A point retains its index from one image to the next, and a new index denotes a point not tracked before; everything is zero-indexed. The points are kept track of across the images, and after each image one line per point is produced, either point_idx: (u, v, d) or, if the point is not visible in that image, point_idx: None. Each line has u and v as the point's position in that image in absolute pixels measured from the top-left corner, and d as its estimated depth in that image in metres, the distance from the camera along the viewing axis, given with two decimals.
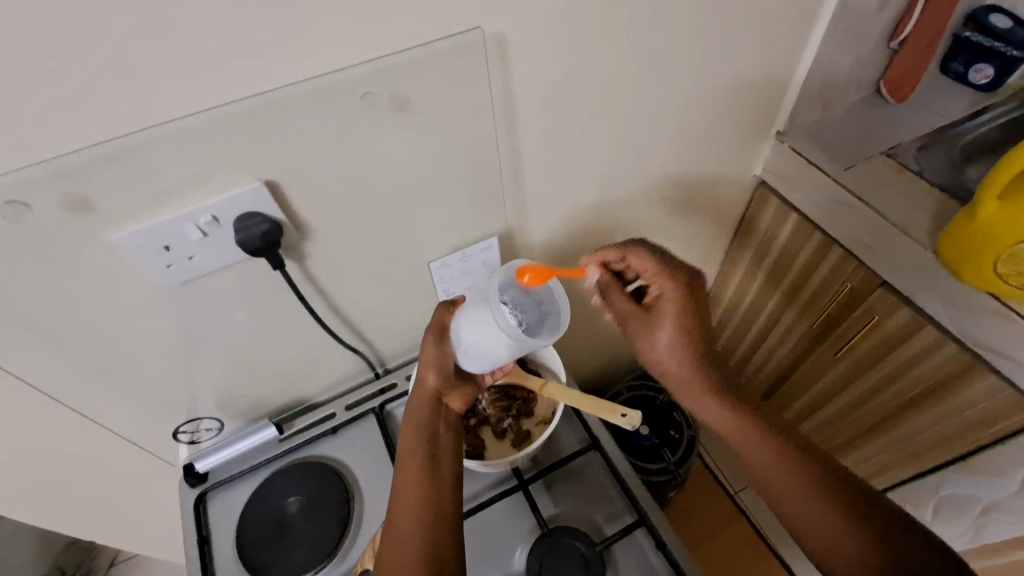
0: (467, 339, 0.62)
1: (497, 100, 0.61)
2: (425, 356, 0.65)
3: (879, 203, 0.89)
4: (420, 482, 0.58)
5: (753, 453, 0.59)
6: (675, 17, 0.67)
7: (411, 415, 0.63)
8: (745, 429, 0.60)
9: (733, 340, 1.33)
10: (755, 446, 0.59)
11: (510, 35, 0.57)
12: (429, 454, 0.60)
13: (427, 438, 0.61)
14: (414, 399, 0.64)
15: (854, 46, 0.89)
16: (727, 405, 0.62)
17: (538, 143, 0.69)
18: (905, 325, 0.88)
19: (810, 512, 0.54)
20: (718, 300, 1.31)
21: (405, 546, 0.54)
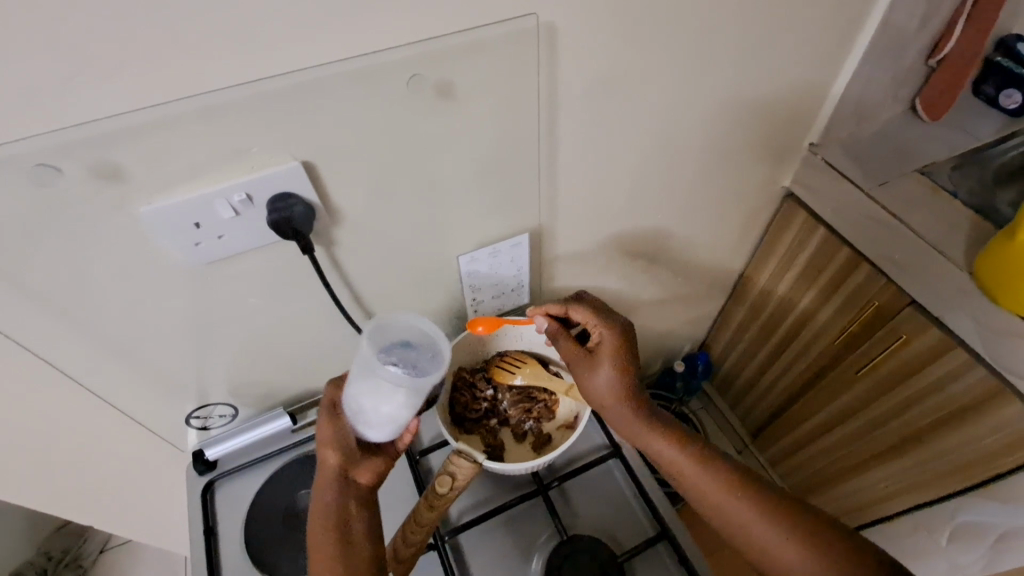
0: (365, 409, 0.56)
1: (541, 92, 0.59)
2: (321, 431, 0.59)
3: (912, 222, 0.87)
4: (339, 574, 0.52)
5: (715, 505, 0.56)
6: (724, 20, 0.66)
7: (320, 503, 0.56)
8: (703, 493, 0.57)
9: (746, 354, 1.31)
10: (717, 506, 0.56)
11: (560, 26, 0.55)
12: (344, 533, 0.55)
13: (337, 528, 0.55)
14: (317, 483, 0.58)
15: (894, 61, 0.88)
16: (675, 461, 0.59)
17: (575, 140, 0.67)
18: (932, 346, 0.86)
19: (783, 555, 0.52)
20: (734, 313, 1.29)
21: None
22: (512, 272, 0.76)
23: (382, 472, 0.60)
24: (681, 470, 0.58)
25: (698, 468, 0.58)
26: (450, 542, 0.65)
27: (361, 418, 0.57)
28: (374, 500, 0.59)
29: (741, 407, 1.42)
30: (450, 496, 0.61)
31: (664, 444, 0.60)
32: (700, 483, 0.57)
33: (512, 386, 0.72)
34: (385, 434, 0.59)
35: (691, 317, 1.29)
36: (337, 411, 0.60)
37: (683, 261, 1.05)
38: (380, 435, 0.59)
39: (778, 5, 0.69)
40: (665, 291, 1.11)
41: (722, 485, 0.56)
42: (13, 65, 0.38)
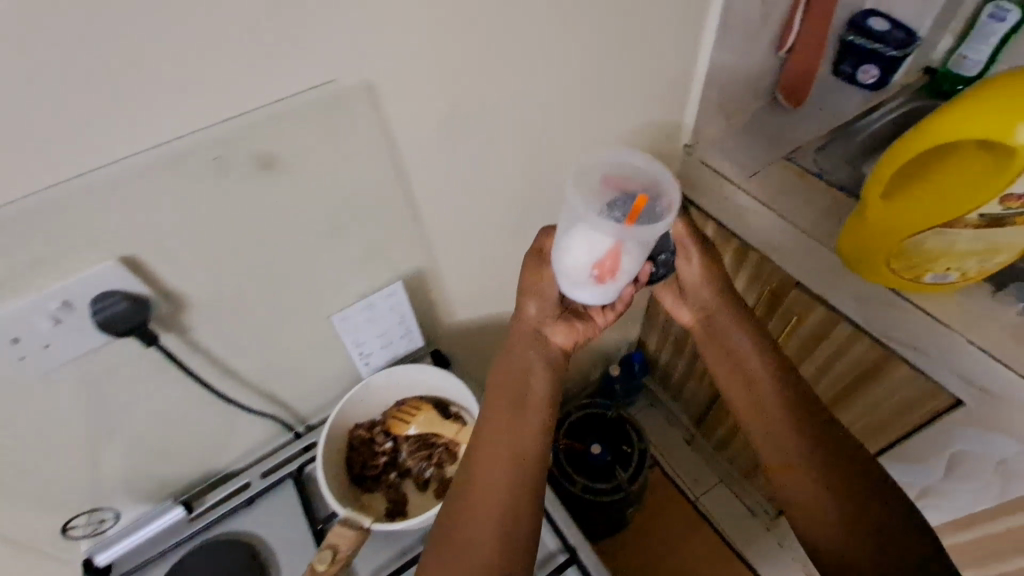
0: (567, 265, 0.59)
1: (377, 147, 0.58)
2: (542, 282, 0.67)
3: (783, 209, 0.89)
4: (512, 475, 0.57)
5: (755, 415, 0.65)
6: (557, 47, 0.67)
7: (525, 344, 0.66)
8: (759, 390, 0.65)
9: (677, 346, 1.35)
10: (762, 421, 0.64)
11: (379, 82, 0.54)
12: (512, 405, 0.62)
13: (517, 387, 0.63)
14: (518, 330, 0.67)
15: (745, 57, 0.92)
16: (747, 358, 0.67)
17: (431, 183, 0.67)
18: (821, 323, 0.90)
19: (793, 475, 0.60)
20: (660, 304, 1.34)
21: (490, 501, 0.56)
22: (398, 320, 0.73)
23: (584, 337, 0.67)
24: (754, 373, 0.66)
25: (774, 381, 0.65)
26: None
27: (576, 278, 0.60)
28: (560, 364, 0.66)
29: (681, 397, 1.49)
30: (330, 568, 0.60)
31: (745, 343, 0.67)
32: (771, 390, 0.64)
33: (409, 435, 0.72)
34: (594, 299, 0.62)
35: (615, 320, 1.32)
36: (544, 260, 0.67)
37: None
38: (586, 297, 0.62)
39: (609, 26, 0.71)
40: None
41: (789, 400, 0.63)
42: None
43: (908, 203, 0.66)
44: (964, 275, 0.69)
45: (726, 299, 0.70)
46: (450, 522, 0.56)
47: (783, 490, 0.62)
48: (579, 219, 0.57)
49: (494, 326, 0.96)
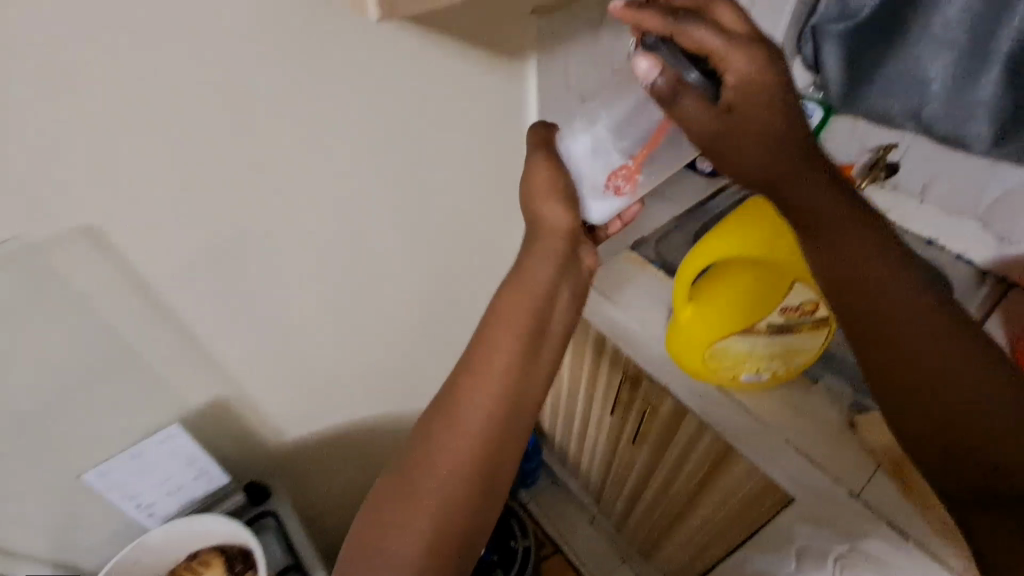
0: (576, 162, 0.59)
1: (119, 289, 0.54)
2: (540, 187, 0.57)
3: (619, 301, 0.89)
4: (485, 430, 0.49)
5: (864, 283, 0.52)
6: (345, 173, 0.62)
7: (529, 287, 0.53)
8: (865, 258, 0.52)
9: (569, 422, 1.31)
10: (856, 271, 0.52)
11: (101, 226, 0.50)
12: (538, 313, 0.52)
13: (529, 329, 0.52)
14: (547, 234, 0.56)
15: None
16: (842, 222, 0.52)
17: (207, 313, 0.61)
18: (673, 412, 0.89)
19: (897, 315, 0.52)
20: (548, 383, 1.32)
21: (442, 486, 0.47)
22: (184, 462, 0.69)
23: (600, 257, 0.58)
24: (837, 234, 0.52)
25: (866, 232, 0.52)
26: None
27: (586, 182, 0.59)
28: (587, 285, 0.57)
29: (582, 477, 1.43)
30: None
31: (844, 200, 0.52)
32: (847, 248, 0.52)
33: None
34: (603, 214, 0.60)
35: None
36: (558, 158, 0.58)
37: None
38: (601, 212, 0.60)
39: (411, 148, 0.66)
40: None
41: (880, 254, 0.52)
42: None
43: (721, 296, 0.64)
44: (773, 374, 0.68)
45: (787, 147, 0.48)
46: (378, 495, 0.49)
47: (866, 358, 0.55)
48: (565, 135, 0.59)
49: (339, 436, 0.88)
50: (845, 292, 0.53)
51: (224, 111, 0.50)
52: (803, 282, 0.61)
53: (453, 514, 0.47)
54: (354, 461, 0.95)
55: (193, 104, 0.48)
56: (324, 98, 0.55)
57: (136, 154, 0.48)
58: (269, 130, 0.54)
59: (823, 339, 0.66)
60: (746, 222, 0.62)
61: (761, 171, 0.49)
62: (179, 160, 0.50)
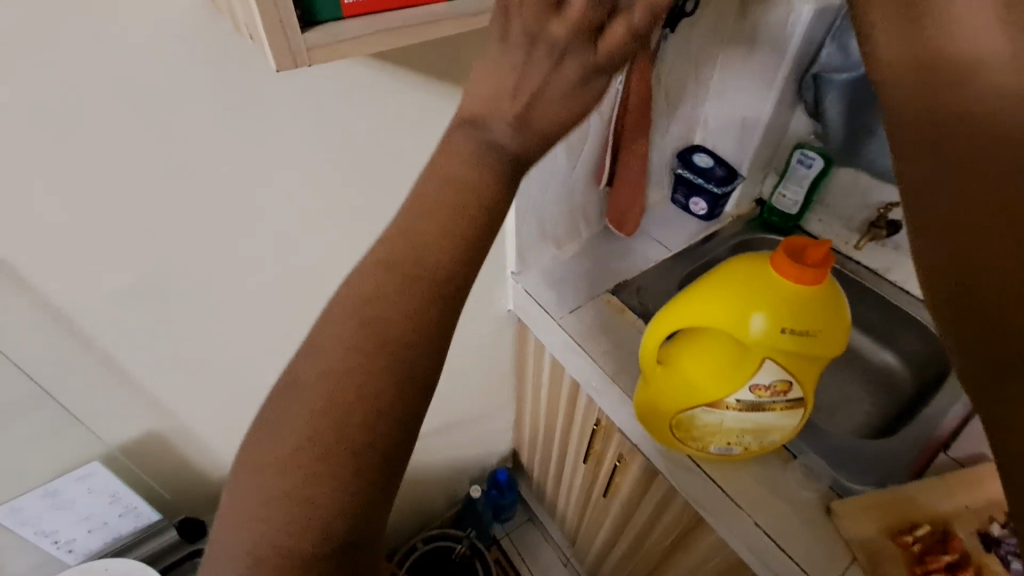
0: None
1: (40, 325, 0.52)
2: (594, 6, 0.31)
3: (592, 350, 0.85)
4: (339, 398, 0.32)
5: (994, 181, 0.26)
6: (295, 209, 0.59)
7: (432, 172, 0.35)
8: (982, 141, 0.27)
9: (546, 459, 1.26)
10: (969, 160, 0.27)
11: (16, 262, 0.47)
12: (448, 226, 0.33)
13: (421, 254, 0.33)
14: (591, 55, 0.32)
15: (562, 192, 0.90)
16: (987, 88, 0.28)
17: (140, 348, 0.58)
18: (642, 472, 0.84)
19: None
20: (524, 419, 1.28)
21: (290, 424, 0.32)
22: (106, 496, 0.67)
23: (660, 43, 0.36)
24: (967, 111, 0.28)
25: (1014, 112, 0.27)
26: None
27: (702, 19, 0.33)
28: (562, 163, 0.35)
29: (556, 518, 1.37)
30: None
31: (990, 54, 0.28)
32: (971, 132, 0.28)
33: None
34: None
35: (475, 435, 1.25)
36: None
37: None
38: None
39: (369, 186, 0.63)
40: None
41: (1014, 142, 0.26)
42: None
43: (692, 363, 0.59)
44: (746, 449, 0.62)
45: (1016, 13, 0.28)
46: (241, 456, 0.33)
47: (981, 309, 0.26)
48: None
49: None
50: (934, 163, 0.28)
51: (154, 146, 0.48)
52: (776, 360, 0.55)
53: (315, 481, 0.31)
54: None
55: (122, 142, 0.46)
56: (266, 137, 0.53)
57: (59, 190, 0.46)
58: (207, 167, 0.51)
59: (802, 416, 0.60)
60: (734, 280, 0.57)
61: (904, 92, 0.30)
62: (102, 196, 0.48)
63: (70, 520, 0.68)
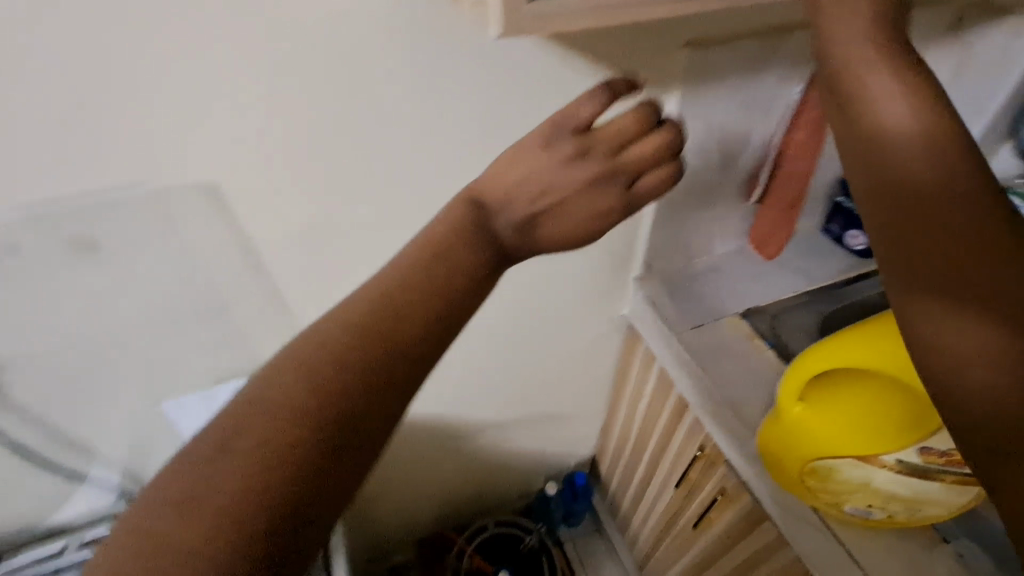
0: None
1: (226, 246, 0.57)
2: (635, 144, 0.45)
3: (713, 371, 0.80)
4: (298, 389, 0.36)
5: (914, 273, 0.37)
6: (454, 177, 0.62)
7: (446, 215, 0.43)
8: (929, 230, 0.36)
9: (629, 474, 1.21)
10: (912, 250, 0.37)
11: (222, 187, 0.53)
12: (459, 234, 0.42)
13: (436, 252, 0.41)
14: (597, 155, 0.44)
15: (704, 203, 0.85)
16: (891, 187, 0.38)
17: (297, 284, 0.64)
18: (748, 512, 0.78)
19: (960, 328, 0.34)
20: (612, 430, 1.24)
21: (335, 373, 0.36)
22: None
23: None
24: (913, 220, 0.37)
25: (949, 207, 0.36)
26: None
27: None
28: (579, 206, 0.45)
29: (628, 537, 1.33)
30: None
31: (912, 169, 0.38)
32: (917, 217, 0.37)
33: None
34: None
35: (559, 434, 1.24)
36: None
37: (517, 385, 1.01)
38: None
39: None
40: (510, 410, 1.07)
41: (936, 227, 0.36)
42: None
43: (826, 422, 0.54)
44: (889, 517, 0.57)
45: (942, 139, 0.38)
46: (180, 473, 0.34)
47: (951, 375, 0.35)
48: None
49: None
50: (895, 242, 0.38)
51: (345, 98, 0.52)
52: None
53: (264, 487, 0.33)
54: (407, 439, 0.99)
55: (322, 91, 0.51)
56: (439, 104, 0.56)
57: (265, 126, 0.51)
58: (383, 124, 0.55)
59: (970, 498, 0.54)
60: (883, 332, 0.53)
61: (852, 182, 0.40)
62: (296, 136, 0.52)
63: None
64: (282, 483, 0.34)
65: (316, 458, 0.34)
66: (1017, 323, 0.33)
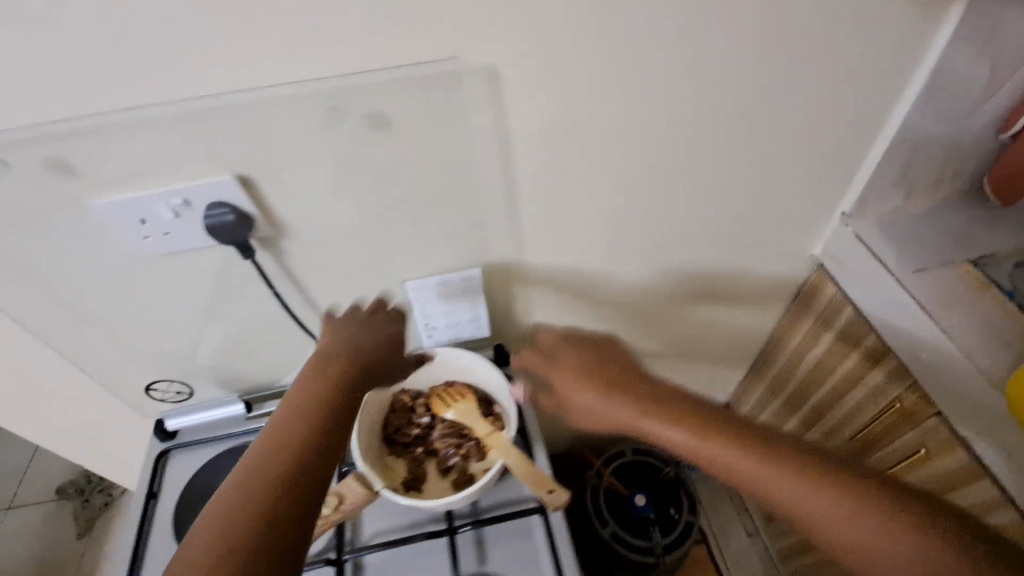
0: None
1: (487, 134, 0.58)
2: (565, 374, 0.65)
3: (947, 320, 0.73)
4: (283, 433, 0.49)
5: (768, 488, 0.49)
6: (713, 67, 0.59)
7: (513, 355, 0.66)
8: (776, 488, 0.49)
9: (777, 420, 1.18)
10: (760, 478, 0.50)
11: (503, 69, 0.53)
12: (320, 391, 0.53)
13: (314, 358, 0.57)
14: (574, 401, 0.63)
15: (950, 131, 0.75)
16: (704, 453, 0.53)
17: (533, 182, 0.65)
18: (956, 467, 0.75)
19: (862, 518, 0.46)
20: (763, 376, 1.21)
21: (242, 493, 0.45)
22: (467, 304, 0.74)
23: None
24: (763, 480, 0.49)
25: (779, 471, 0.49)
26: (350, 556, 0.67)
27: None
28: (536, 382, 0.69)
29: None
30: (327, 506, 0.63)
31: (732, 453, 0.51)
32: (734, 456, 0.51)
33: (444, 417, 0.73)
34: None
35: (708, 372, 1.22)
36: None
37: (687, 318, 0.99)
38: None
39: (782, 55, 0.60)
40: (671, 344, 1.05)
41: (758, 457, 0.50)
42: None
43: None
44: None
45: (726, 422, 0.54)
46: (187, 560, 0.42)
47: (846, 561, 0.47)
48: None
49: (556, 332, 0.92)
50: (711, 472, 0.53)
51: None
52: None
53: (264, 498, 0.45)
54: None
55: None
56: None
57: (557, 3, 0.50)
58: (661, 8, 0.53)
59: None
60: None
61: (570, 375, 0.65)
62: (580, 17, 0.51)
63: (441, 318, 0.75)
64: (240, 552, 0.42)
65: (268, 528, 0.43)
66: (941, 539, 0.43)
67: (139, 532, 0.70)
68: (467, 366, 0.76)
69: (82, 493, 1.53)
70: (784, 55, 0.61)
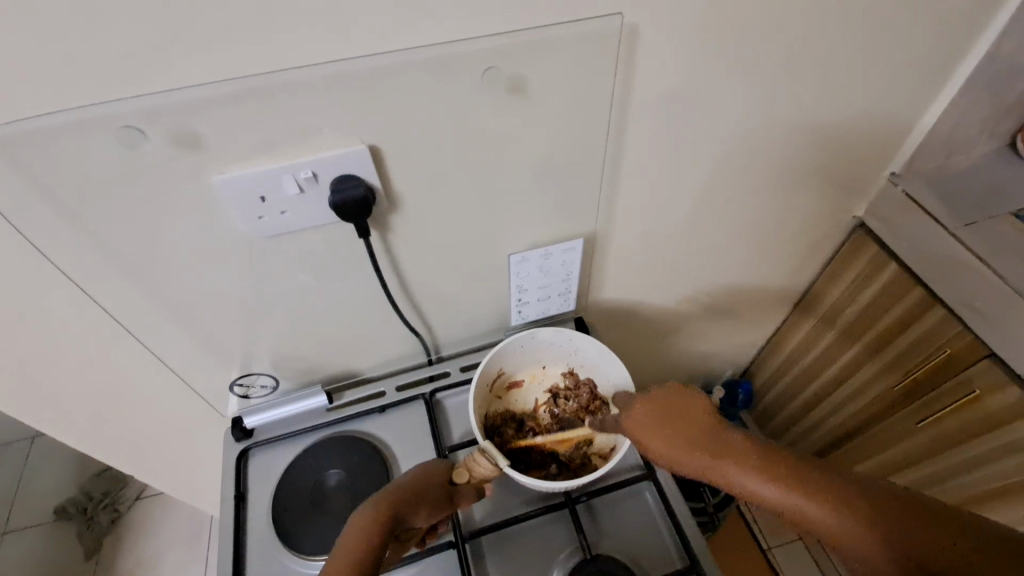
0: None
1: (615, 96, 0.57)
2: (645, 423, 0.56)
3: (1002, 267, 0.78)
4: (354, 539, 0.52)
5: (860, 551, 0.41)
6: (820, 28, 0.62)
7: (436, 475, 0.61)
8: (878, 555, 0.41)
9: (796, 384, 1.23)
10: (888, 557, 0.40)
11: (642, 29, 0.53)
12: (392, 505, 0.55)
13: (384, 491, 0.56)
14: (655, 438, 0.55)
15: (998, 92, 0.80)
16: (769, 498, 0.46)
17: (640, 148, 0.65)
18: (1008, 405, 0.80)
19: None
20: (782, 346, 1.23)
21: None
22: (561, 275, 0.74)
23: None
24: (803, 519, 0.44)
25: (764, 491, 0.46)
26: (469, 542, 0.66)
27: None
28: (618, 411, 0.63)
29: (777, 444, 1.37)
30: (462, 489, 0.61)
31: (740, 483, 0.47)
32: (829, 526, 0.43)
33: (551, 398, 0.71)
34: None
35: (738, 341, 1.22)
36: None
37: (738, 283, 1.02)
38: None
39: (877, 12, 0.64)
40: (719, 313, 1.08)
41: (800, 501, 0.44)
42: (51, 14, 0.38)
43: None
44: None
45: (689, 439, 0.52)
46: None
47: None
48: None
49: (621, 307, 0.92)
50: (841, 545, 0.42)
51: None
52: None
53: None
54: (628, 331, 1.00)
55: None
56: None
57: None
58: None
59: None
60: None
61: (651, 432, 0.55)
62: None
63: (534, 290, 0.75)
64: None
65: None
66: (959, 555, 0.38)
67: (237, 535, 0.67)
68: (578, 348, 0.74)
69: (86, 510, 1.45)
70: (877, 14, 0.64)
